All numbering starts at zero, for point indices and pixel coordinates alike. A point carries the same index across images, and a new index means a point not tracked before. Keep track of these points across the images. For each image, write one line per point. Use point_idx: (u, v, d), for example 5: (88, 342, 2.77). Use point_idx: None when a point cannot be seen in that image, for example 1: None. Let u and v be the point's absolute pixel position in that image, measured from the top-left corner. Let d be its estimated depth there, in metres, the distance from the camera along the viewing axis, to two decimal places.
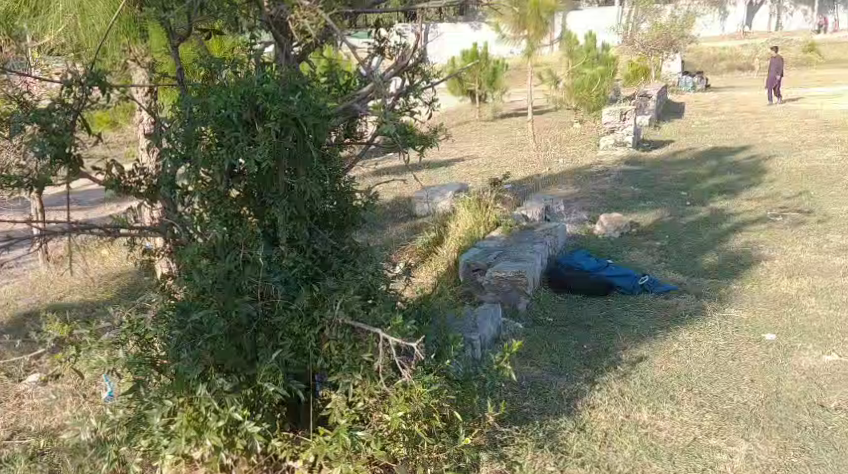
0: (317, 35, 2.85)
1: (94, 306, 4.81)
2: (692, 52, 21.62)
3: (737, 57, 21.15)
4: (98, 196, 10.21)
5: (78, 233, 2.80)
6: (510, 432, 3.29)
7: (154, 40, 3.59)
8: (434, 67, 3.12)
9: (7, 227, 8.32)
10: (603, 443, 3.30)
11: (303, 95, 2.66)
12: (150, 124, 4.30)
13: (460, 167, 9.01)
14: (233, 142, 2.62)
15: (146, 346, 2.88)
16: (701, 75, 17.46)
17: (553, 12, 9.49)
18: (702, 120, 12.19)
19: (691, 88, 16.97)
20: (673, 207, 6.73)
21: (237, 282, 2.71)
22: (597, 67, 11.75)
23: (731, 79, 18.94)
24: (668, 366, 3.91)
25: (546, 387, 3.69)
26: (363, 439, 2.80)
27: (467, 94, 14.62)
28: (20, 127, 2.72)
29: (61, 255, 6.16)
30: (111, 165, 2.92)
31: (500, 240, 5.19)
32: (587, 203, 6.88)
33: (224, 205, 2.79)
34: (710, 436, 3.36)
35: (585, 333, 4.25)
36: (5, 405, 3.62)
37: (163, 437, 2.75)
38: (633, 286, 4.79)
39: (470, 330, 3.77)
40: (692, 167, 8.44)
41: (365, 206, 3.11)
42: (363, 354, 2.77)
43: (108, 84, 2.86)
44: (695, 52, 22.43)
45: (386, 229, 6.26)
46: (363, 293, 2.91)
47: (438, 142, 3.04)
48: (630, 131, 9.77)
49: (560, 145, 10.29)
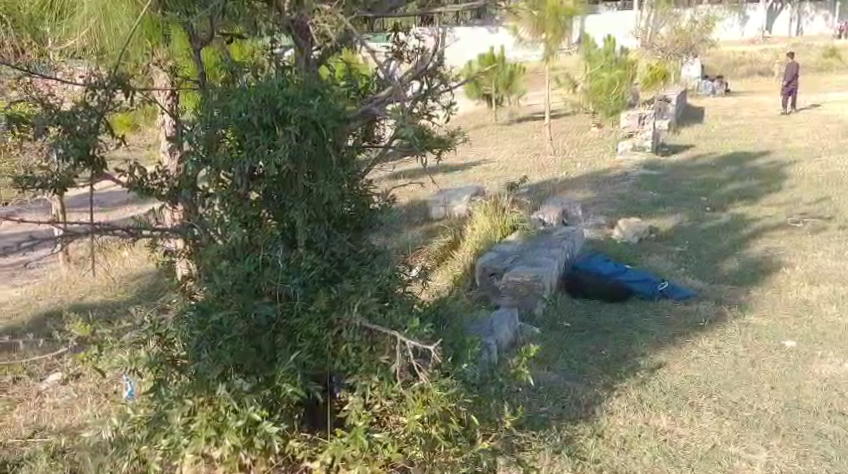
0: (336, 40, 2.87)
1: (115, 306, 4.84)
2: (710, 56, 21.48)
3: (756, 63, 21.00)
4: (120, 197, 10.40)
5: (101, 234, 2.84)
6: (527, 437, 3.30)
7: (177, 42, 3.49)
8: (453, 69, 3.13)
9: (30, 228, 8.47)
10: (621, 450, 3.29)
11: (322, 99, 2.68)
12: (171, 126, 4.34)
13: (478, 171, 9.02)
14: (254, 145, 2.64)
15: (167, 345, 2.92)
16: (720, 79, 17.35)
17: (571, 15, 9.51)
18: (722, 124, 12.12)
19: (711, 91, 16.73)
20: (692, 212, 6.69)
21: (256, 283, 2.76)
22: (616, 71, 11.74)
23: (749, 84, 18.82)
24: (687, 373, 3.89)
25: (563, 392, 3.69)
26: (380, 441, 2.84)
27: (484, 98, 14.64)
28: (44, 128, 2.77)
29: (82, 256, 6.24)
30: (133, 167, 2.96)
31: (517, 244, 5.19)
32: (604, 208, 6.85)
33: (244, 208, 2.81)
34: (729, 443, 3.34)
35: (603, 338, 4.25)
36: (27, 404, 3.66)
37: (183, 436, 2.78)
38: (652, 292, 4.77)
39: (486, 334, 3.80)
40: (710, 172, 8.41)
41: (383, 209, 3.13)
42: (380, 356, 2.81)
43: (131, 88, 2.91)
44: (714, 56, 22.26)
45: (403, 232, 6.28)
46: (380, 296, 2.90)
47: (457, 145, 3.05)
48: (647, 138, 9.71)
49: (578, 149, 10.28)
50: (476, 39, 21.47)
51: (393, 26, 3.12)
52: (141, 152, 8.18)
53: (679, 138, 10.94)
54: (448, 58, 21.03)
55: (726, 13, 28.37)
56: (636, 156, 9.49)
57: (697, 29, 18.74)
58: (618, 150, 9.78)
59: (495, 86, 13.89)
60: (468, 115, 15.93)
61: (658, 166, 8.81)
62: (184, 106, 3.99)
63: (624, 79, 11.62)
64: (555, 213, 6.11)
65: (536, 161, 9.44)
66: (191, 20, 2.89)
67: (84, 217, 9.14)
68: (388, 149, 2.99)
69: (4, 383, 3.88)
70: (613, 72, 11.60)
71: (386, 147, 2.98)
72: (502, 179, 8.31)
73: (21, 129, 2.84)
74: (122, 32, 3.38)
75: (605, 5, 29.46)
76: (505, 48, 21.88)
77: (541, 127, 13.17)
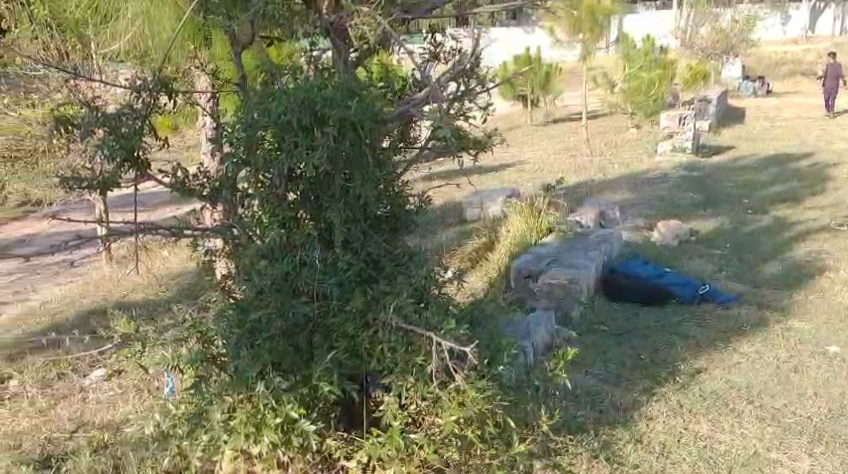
0: (375, 42, 2.90)
1: (156, 305, 4.93)
2: (752, 56, 21.09)
3: (801, 62, 20.54)
4: (161, 198, 10.57)
5: (145, 233, 2.89)
6: (564, 441, 3.28)
7: (218, 45, 3.54)
8: (490, 69, 3.11)
9: (71, 229, 8.64)
10: (660, 455, 3.25)
11: (360, 100, 2.70)
12: (212, 127, 4.41)
13: (512, 172, 8.98)
14: (293, 147, 2.67)
15: (208, 343, 2.96)
16: (762, 78, 17.01)
17: (610, 15, 9.43)
18: (764, 125, 11.91)
19: (752, 92, 16.29)
20: (733, 214, 6.59)
21: (294, 283, 2.80)
22: (655, 71, 11.60)
23: (791, 84, 18.45)
24: (728, 378, 3.83)
25: (600, 396, 3.66)
26: (416, 441, 2.86)
27: (521, 98, 14.57)
28: (90, 129, 2.82)
29: (123, 256, 6.36)
30: (176, 168, 2.97)
31: (553, 246, 5.16)
32: (642, 210, 6.78)
33: (282, 209, 2.83)
34: (771, 450, 3.28)
35: (643, 342, 4.21)
36: (71, 399, 3.74)
37: (223, 432, 2.81)
38: (692, 295, 4.71)
39: (523, 336, 3.79)
40: (751, 173, 8.27)
41: (418, 209, 3.13)
42: (416, 357, 2.79)
43: (174, 91, 2.97)
44: (757, 55, 21.84)
45: (438, 233, 6.28)
46: (416, 296, 2.91)
47: (493, 146, 3.05)
48: (688, 138, 9.56)
49: (616, 150, 10.18)
50: (513, 40, 21.40)
51: (428, 27, 3.12)
52: (180, 153, 8.31)
53: (720, 139, 10.78)
54: (485, 60, 20.97)
55: (770, 12, 27.80)
56: (676, 157, 9.35)
57: (738, 29, 18.43)
58: (657, 150, 9.66)
59: (533, 87, 13.82)
60: (507, 116, 15.86)
61: (699, 167, 8.69)
62: (224, 108, 4.05)
63: (663, 79, 11.48)
64: (592, 214, 6.06)
65: (575, 162, 9.37)
66: (231, 24, 2.93)
67: (125, 219, 9.32)
68: (424, 149, 2.98)
69: (49, 378, 3.97)
70: (652, 72, 11.48)
71: (421, 148, 2.98)
72: (538, 180, 8.26)
73: (67, 131, 2.88)
74: (164, 36, 3.47)
75: (644, 5, 29.04)
76: (542, 48, 21.73)
77: (579, 127, 13.07)
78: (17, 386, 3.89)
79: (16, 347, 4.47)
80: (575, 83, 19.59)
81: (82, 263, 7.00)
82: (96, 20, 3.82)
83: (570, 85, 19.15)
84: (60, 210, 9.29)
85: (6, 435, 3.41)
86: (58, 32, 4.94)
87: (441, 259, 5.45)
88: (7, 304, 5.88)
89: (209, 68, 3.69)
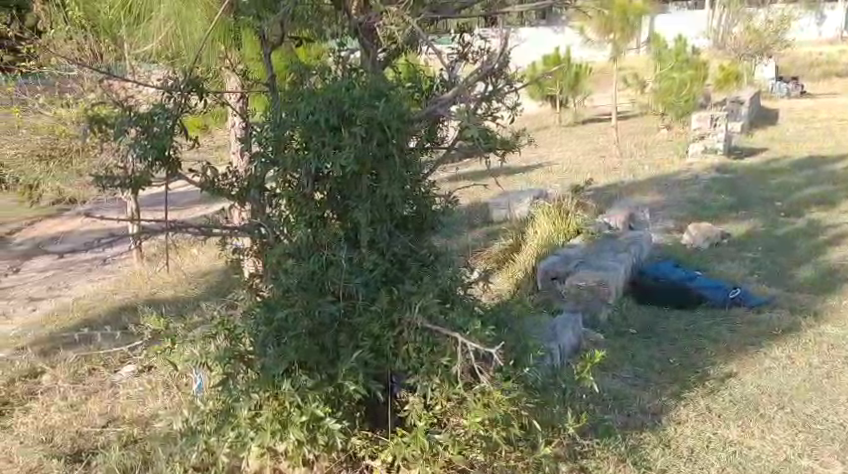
0: (403, 41, 2.91)
1: (185, 302, 4.99)
2: (786, 57, 20.74)
3: (837, 62, 20.19)
4: (190, 197, 10.69)
5: (176, 232, 2.90)
6: (591, 445, 3.25)
7: (248, 47, 3.58)
8: (519, 69, 3.09)
9: (103, 228, 8.78)
10: (688, 460, 3.21)
11: (388, 100, 2.69)
12: (240, 127, 4.45)
13: (540, 173, 8.95)
14: (321, 147, 2.68)
15: (236, 340, 2.95)
16: (796, 79, 16.75)
17: (642, 15, 9.35)
18: (797, 127, 11.71)
19: (785, 93, 15.99)
20: (766, 216, 6.50)
21: (321, 282, 2.80)
22: (687, 71, 11.48)
23: (826, 85, 18.13)
24: (759, 383, 3.78)
25: (629, 399, 3.63)
26: (441, 442, 2.86)
27: (551, 98, 14.50)
28: (123, 129, 2.86)
29: (153, 254, 6.44)
30: (206, 167, 2.98)
31: (581, 248, 5.13)
32: (672, 212, 6.72)
33: (308, 208, 2.84)
34: (803, 456, 3.23)
35: (673, 345, 4.17)
36: (102, 395, 3.80)
37: (250, 429, 2.84)
38: (723, 299, 4.66)
39: (549, 339, 3.77)
40: (784, 175, 8.15)
41: (445, 209, 3.12)
42: (441, 358, 2.78)
43: (205, 91, 3.00)
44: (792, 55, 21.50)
45: (465, 234, 6.28)
46: (442, 297, 2.91)
47: (521, 147, 3.03)
48: (720, 140, 9.44)
49: (647, 151, 10.09)
50: (542, 40, 21.30)
51: (457, 27, 3.12)
52: (209, 153, 8.40)
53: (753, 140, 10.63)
54: (514, 61, 20.91)
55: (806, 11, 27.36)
56: (708, 158, 9.23)
57: (772, 29, 18.17)
58: (688, 153, 9.50)
59: (562, 87, 13.73)
60: (536, 116, 15.78)
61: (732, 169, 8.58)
62: (253, 108, 4.09)
63: (695, 80, 11.36)
64: (622, 217, 5.98)
65: (605, 162, 9.31)
66: (261, 25, 2.95)
67: (156, 217, 9.45)
68: (451, 149, 2.97)
69: (80, 373, 4.04)
70: (684, 73, 11.36)
71: (449, 148, 2.97)
72: (567, 182, 8.22)
73: (100, 130, 2.91)
74: (196, 36, 3.53)
75: (677, 4, 28.73)
76: (573, 48, 21.59)
77: (609, 128, 12.96)
78: (50, 381, 3.95)
79: (50, 343, 4.55)
80: (604, 82, 19.42)
81: (114, 261, 7.11)
82: (129, 21, 3.90)
83: (600, 86, 19.00)
84: (93, 208, 9.45)
85: (38, 428, 3.47)
86: (92, 33, 5.11)
87: (468, 260, 5.45)
88: (41, 301, 5.99)
89: (239, 68, 3.73)
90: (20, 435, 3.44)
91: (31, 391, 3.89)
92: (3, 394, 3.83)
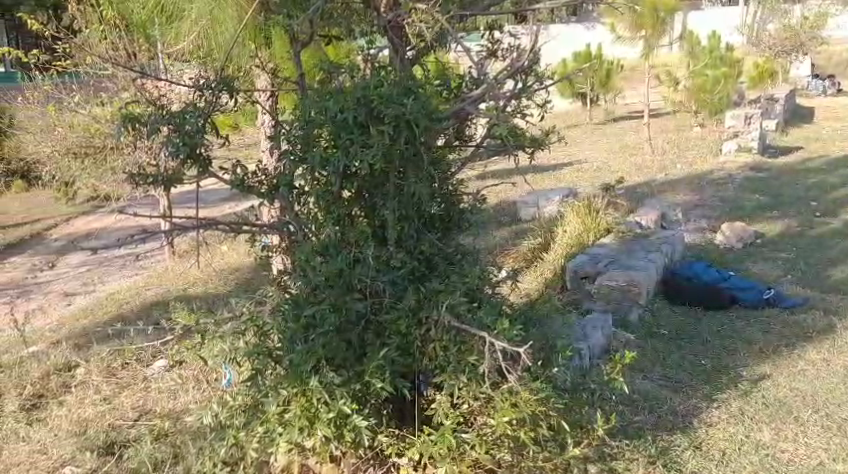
0: (432, 39, 2.90)
1: (215, 298, 5.04)
2: (822, 53, 20.34)
3: None
4: (222, 195, 10.83)
5: (206, 229, 2.93)
6: (620, 446, 3.22)
7: (278, 46, 3.61)
8: (549, 67, 3.04)
9: (136, 224, 8.91)
10: (720, 463, 3.18)
11: (416, 97, 2.67)
12: (270, 125, 4.48)
13: (571, 171, 8.90)
14: (349, 145, 2.67)
15: (263, 336, 2.97)
16: (833, 77, 16.41)
17: (674, 12, 9.26)
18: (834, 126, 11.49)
19: (822, 91, 15.69)
20: (802, 216, 6.38)
21: (348, 280, 2.78)
22: (721, 69, 11.32)
23: None
24: (793, 386, 3.72)
25: (660, 401, 3.59)
26: (468, 441, 2.84)
27: (582, 96, 14.41)
28: (156, 127, 2.88)
29: (186, 252, 6.53)
30: (236, 165, 3.00)
31: (611, 247, 5.09)
32: (706, 211, 6.64)
33: (337, 206, 2.85)
34: (837, 461, 3.17)
35: (706, 347, 4.11)
36: (135, 388, 3.86)
37: (279, 424, 2.84)
38: (756, 300, 4.59)
39: (579, 339, 3.75)
40: (821, 175, 7.99)
41: (472, 208, 3.11)
42: (469, 357, 2.77)
43: (236, 89, 3.02)
44: (829, 52, 21.06)
45: (494, 232, 6.26)
46: (469, 296, 2.89)
47: (551, 144, 2.99)
48: (754, 138, 9.33)
49: (681, 149, 9.97)
50: (572, 38, 21.23)
51: (486, 25, 3.11)
52: (240, 151, 8.47)
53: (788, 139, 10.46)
54: (544, 59, 20.83)
55: None
56: (742, 156, 9.10)
57: (809, 26, 17.84)
58: (723, 150, 9.42)
59: (593, 85, 13.63)
60: (566, 114, 15.69)
61: (766, 168, 8.45)
62: (283, 107, 4.11)
63: (729, 77, 11.18)
64: (654, 217, 5.92)
65: (637, 160, 9.22)
66: (291, 23, 2.97)
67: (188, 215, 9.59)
68: (479, 148, 2.95)
69: (114, 367, 4.10)
70: (718, 71, 11.21)
71: (477, 146, 2.95)
72: (598, 180, 8.16)
73: (134, 128, 2.94)
74: (229, 36, 3.56)
75: None
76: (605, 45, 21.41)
77: (641, 126, 12.83)
78: (83, 374, 4.02)
79: (84, 337, 4.62)
80: (636, 81, 19.24)
81: (148, 256, 7.22)
82: (161, 20, 3.95)
83: (631, 83, 18.82)
84: (128, 205, 9.59)
85: (71, 421, 3.53)
86: (126, 32, 5.21)
87: (496, 259, 5.43)
88: (77, 296, 6.10)
89: (269, 67, 3.75)
90: (54, 428, 3.50)
91: (66, 384, 3.96)
92: (38, 387, 3.90)
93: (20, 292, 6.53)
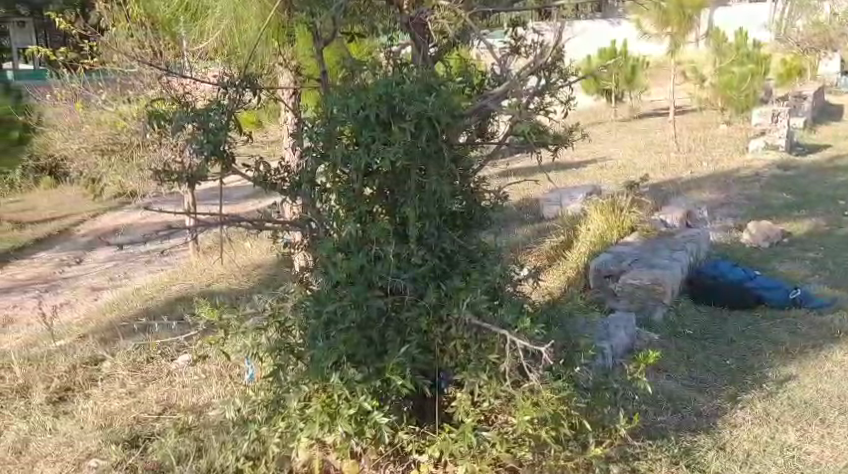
0: (455, 36, 2.91)
1: (239, 293, 5.10)
2: None
3: None
4: (245, 192, 10.90)
5: (229, 225, 2.94)
6: (643, 447, 3.19)
7: (302, 43, 3.64)
8: (572, 64, 3.04)
9: (162, 220, 9.00)
10: (744, 464, 3.14)
11: (438, 95, 2.68)
12: (293, 122, 4.50)
13: (595, 169, 8.85)
14: (371, 143, 2.68)
15: (285, 332, 3.00)
16: None
17: (701, 8, 9.17)
18: None
19: None
20: (829, 215, 6.30)
21: (369, 276, 2.79)
22: (748, 65, 11.19)
23: None
24: (820, 387, 3.67)
25: (684, 401, 3.56)
26: (489, 440, 2.81)
27: (607, 93, 14.32)
28: (181, 125, 2.89)
29: (210, 249, 6.60)
30: (259, 162, 3.01)
31: (635, 247, 5.03)
32: (731, 210, 6.57)
33: (358, 204, 2.84)
34: None
35: (731, 347, 4.08)
36: (159, 382, 3.90)
37: (300, 420, 2.84)
38: (783, 300, 4.54)
39: (601, 338, 3.73)
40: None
41: (493, 206, 3.10)
42: (489, 355, 2.80)
43: (260, 87, 3.04)
44: None
45: (516, 230, 6.24)
46: (490, 294, 2.90)
47: (574, 141, 2.98)
48: (782, 136, 9.22)
49: (707, 147, 9.88)
50: (598, 35, 21.05)
51: (510, 22, 3.09)
52: (263, 148, 8.52)
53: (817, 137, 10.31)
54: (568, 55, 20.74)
55: None
56: (769, 154, 8.99)
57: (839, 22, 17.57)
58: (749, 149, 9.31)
59: (619, 82, 13.53)
60: (591, 110, 15.60)
61: (793, 166, 8.33)
62: (305, 104, 4.13)
63: (757, 73, 11.04)
64: (679, 215, 5.88)
65: (662, 158, 9.16)
66: (314, 22, 2.98)
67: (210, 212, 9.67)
68: (501, 144, 2.93)
69: (139, 361, 4.13)
70: (745, 67, 11.08)
71: (500, 143, 2.93)
72: (622, 178, 8.11)
73: (160, 126, 2.96)
74: (253, 34, 3.59)
75: None
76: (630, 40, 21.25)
77: (666, 123, 12.72)
78: (110, 367, 4.06)
79: (110, 331, 4.68)
80: (661, 78, 19.07)
81: (173, 252, 7.28)
82: (186, 19, 3.97)
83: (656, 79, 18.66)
84: (154, 201, 9.69)
85: (97, 414, 3.57)
86: (152, 30, 5.26)
87: (519, 257, 5.41)
88: (104, 291, 6.17)
89: (292, 65, 3.76)
90: (80, 420, 3.54)
91: (92, 377, 4.01)
92: (65, 381, 3.95)
93: (48, 287, 6.62)
